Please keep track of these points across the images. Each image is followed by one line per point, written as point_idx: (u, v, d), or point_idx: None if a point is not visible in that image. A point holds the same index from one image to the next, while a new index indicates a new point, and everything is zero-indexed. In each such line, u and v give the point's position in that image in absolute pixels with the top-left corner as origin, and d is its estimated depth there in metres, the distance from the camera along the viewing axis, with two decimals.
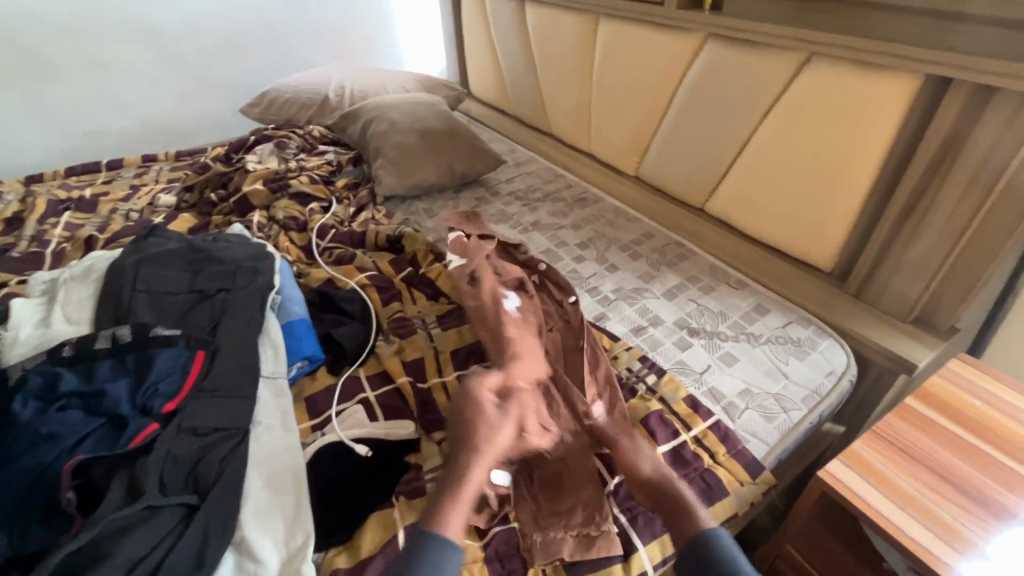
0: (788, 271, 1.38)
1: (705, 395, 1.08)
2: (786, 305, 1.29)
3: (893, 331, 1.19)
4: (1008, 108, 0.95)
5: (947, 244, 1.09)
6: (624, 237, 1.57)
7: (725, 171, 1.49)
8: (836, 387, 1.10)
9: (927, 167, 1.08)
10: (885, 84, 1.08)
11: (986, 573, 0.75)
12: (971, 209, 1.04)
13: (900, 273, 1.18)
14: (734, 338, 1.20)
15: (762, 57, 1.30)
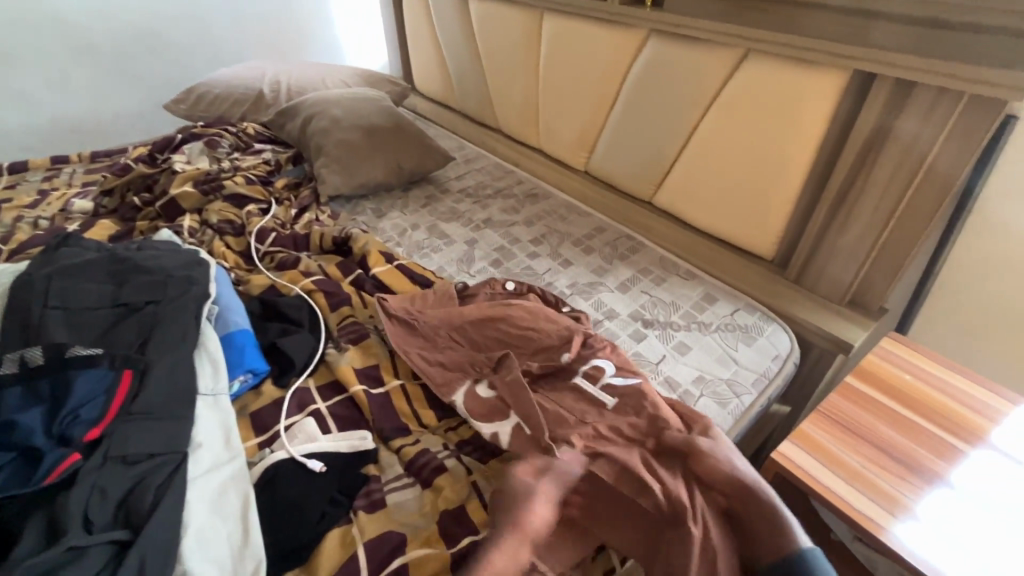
0: (733, 260, 1.43)
1: (662, 385, 1.10)
2: (733, 293, 1.33)
3: (831, 313, 1.26)
4: (926, 100, 1.02)
5: (876, 230, 1.17)
6: (577, 232, 1.58)
7: (671, 164, 1.53)
8: (781, 370, 1.15)
9: (857, 157, 1.14)
10: (817, 79, 1.14)
11: (924, 536, 0.81)
12: (896, 196, 1.11)
13: (835, 259, 1.25)
14: (686, 327, 1.23)
15: (702, 53, 1.33)
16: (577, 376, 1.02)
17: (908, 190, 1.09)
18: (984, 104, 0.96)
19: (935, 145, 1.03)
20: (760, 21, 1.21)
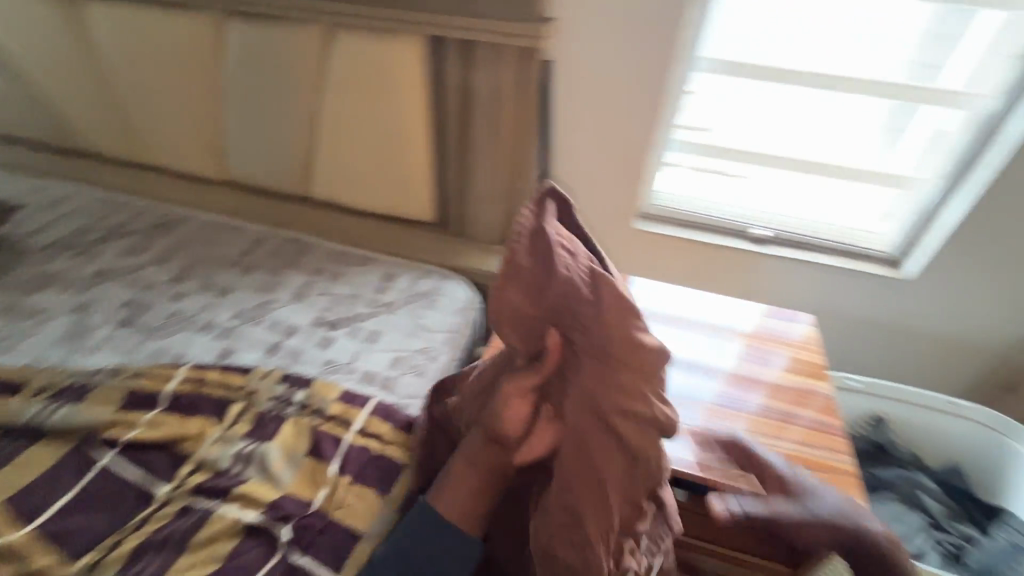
0: (402, 233, 1.46)
1: (360, 382, 1.05)
2: (409, 265, 1.35)
3: (493, 254, 1.40)
4: (487, 55, 1.16)
5: (497, 174, 1.32)
6: (230, 252, 1.36)
7: (309, 154, 1.44)
8: (466, 318, 1.23)
9: (458, 113, 1.26)
10: (402, 46, 1.20)
11: None
12: (498, 140, 1.27)
13: (479, 207, 1.38)
14: (374, 313, 1.21)
15: (292, 33, 1.29)
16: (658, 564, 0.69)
17: (506, 133, 1.26)
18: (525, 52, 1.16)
19: (507, 91, 1.20)
20: None
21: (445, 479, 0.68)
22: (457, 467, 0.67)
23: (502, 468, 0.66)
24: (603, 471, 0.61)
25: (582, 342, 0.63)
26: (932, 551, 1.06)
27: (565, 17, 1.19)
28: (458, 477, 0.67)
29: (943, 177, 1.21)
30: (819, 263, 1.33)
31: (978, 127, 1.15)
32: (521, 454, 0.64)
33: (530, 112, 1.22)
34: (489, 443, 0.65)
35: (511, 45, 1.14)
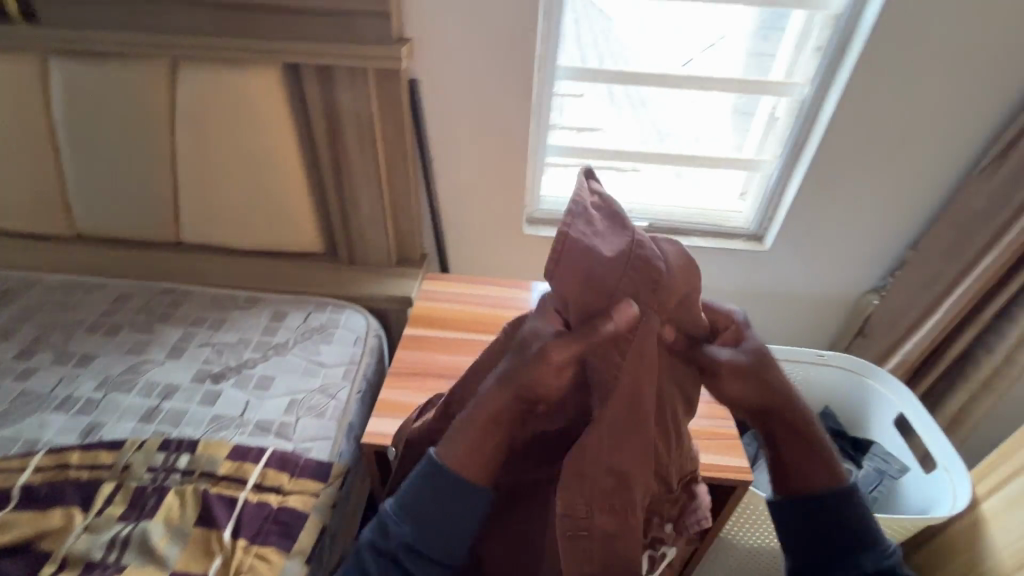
0: (289, 267, 1.39)
1: (253, 434, 0.99)
2: (299, 300, 1.29)
3: (388, 277, 1.37)
4: (346, 79, 1.14)
5: (379, 197, 1.29)
6: (89, 315, 1.22)
7: (173, 196, 1.33)
8: (366, 348, 1.19)
9: (327, 140, 1.22)
10: (256, 76, 1.15)
11: None
12: (373, 163, 1.24)
13: (366, 231, 1.35)
14: (263, 358, 1.14)
15: (131, 69, 1.19)
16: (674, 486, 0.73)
17: (381, 155, 1.24)
18: (386, 74, 1.15)
19: (374, 114, 1.18)
20: (171, 26, 1.12)
21: (462, 435, 0.63)
22: (482, 424, 0.63)
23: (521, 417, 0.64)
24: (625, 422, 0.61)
25: (650, 318, 0.62)
26: None
27: (420, 35, 1.17)
28: (480, 432, 0.63)
29: (780, 156, 1.36)
30: (693, 245, 1.44)
31: (801, 111, 1.30)
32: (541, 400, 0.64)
33: (403, 132, 1.22)
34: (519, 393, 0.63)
35: (369, 69, 1.12)
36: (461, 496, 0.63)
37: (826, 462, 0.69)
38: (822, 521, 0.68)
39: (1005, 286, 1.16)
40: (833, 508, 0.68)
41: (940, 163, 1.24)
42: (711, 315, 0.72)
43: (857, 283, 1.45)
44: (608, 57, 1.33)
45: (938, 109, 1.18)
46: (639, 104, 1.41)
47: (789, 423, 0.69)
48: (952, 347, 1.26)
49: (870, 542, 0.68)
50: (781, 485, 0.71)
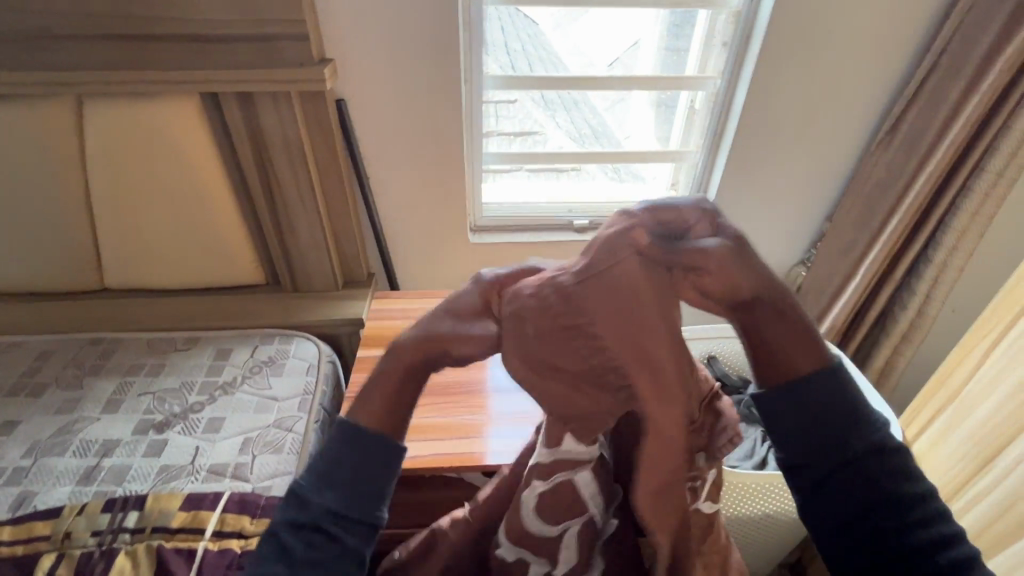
0: (230, 301, 1.34)
1: (207, 480, 0.94)
2: (244, 335, 1.25)
3: (336, 300, 1.35)
4: (268, 106, 1.11)
5: (317, 220, 1.27)
6: (8, 376, 1.13)
7: (93, 241, 1.26)
8: (320, 375, 1.17)
9: (256, 169, 1.18)
10: (172, 107, 1.11)
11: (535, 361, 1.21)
12: (307, 187, 1.22)
13: (308, 257, 1.32)
14: (211, 399, 1.09)
15: (29, 109, 1.11)
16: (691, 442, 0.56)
17: (315, 179, 1.22)
18: (310, 98, 1.13)
19: (302, 139, 1.15)
20: (70, 62, 1.06)
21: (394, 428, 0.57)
22: (393, 377, 0.55)
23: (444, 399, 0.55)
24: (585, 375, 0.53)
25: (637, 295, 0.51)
26: (770, 454, 1.26)
27: (342, 56, 1.16)
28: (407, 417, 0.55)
29: (702, 147, 1.44)
30: None
31: (716, 103, 1.37)
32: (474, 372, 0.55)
33: (335, 153, 1.21)
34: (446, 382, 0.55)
35: (292, 93, 1.10)
36: (363, 449, 0.53)
37: (808, 335, 0.52)
38: (808, 398, 0.50)
39: (909, 247, 1.28)
40: (821, 395, 0.50)
41: (844, 140, 1.36)
42: (669, 215, 0.51)
43: (785, 258, 1.56)
44: (533, 64, 1.37)
45: (834, 93, 1.29)
46: (567, 108, 1.46)
47: (778, 311, 0.51)
48: (871, 308, 1.37)
49: (858, 416, 0.50)
50: (762, 375, 0.53)
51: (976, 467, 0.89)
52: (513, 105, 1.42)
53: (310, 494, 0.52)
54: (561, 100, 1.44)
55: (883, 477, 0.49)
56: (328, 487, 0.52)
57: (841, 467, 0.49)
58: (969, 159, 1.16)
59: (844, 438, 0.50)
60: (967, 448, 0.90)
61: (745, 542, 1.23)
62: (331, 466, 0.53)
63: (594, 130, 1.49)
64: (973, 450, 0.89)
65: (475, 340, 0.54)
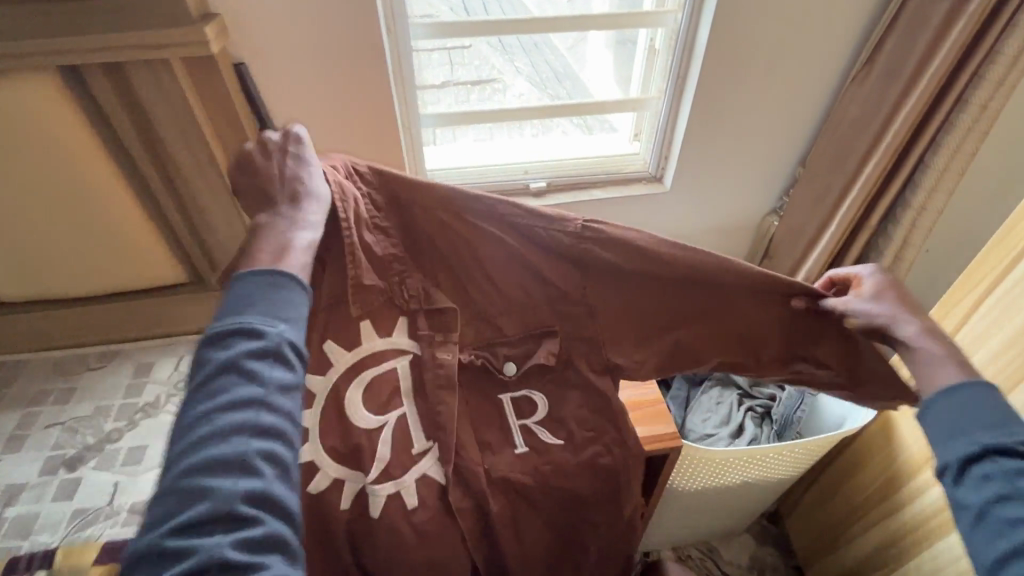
0: (147, 305, 1.18)
1: (129, 522, 0.84)
2: (167, 345, 1.11)
3: None
4: (143, 77, 0.91)
5: (235, 211, 1.10)
6: None
7: None
8: None
9: (148, 156, 1.00)
10: (24, 86, 0.89)
11: None
12: (216, 173, 1.04)
13: (229, 250, 1.15)
14: (131, 424, 0.97)
15: None
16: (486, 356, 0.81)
17: (222, 162, 1.04)
18: (197, 64, 0.93)
19: (196, 116, 0.96)
20: None
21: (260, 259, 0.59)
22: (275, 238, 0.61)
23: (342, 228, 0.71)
24: (441, 249, 0.77)
25: (433, 207, 0.75)
26: (747, 419, 1.22)
27: (234, 8, 0.96)
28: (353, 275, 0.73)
29: (665, 92, 1.29)
30: (595, 198, 1.38)
31: (678, 43, 1.21)
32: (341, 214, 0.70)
33: (242, 131, 1.03)
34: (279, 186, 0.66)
35: (172, 60, 0.90)
36: (273, 292, 0.56)
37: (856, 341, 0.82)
38: (968, 409, 0.62)
39: (886, 192, 1.19)
40: (983, 403, 0.61)
41: (817, 77, 1.23)
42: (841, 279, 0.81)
43: (756, 207, 1.46)
44: (487, 5, 1.20)
45: (809, 20, 1.14)
46: (524, 49, 1.29)
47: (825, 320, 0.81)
48: (847, 257, 1.30)
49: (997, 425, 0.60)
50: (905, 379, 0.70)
51: None
52: (467, 52, 1.25)
53: (268, 314, 0.54)
54: (521, 43, 1.28)
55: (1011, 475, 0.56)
56: (295, 321, 0.56)
57: (968, 463, 0.59)
58: (955, 88, 1.05)
59: (974, 435, 0.60)
60: None
61: (716, 510, 1.22)
62: (291, 298, 0.56)
63: (557, 73, 1.34)
64: None
65: (306, 176, 0.67)
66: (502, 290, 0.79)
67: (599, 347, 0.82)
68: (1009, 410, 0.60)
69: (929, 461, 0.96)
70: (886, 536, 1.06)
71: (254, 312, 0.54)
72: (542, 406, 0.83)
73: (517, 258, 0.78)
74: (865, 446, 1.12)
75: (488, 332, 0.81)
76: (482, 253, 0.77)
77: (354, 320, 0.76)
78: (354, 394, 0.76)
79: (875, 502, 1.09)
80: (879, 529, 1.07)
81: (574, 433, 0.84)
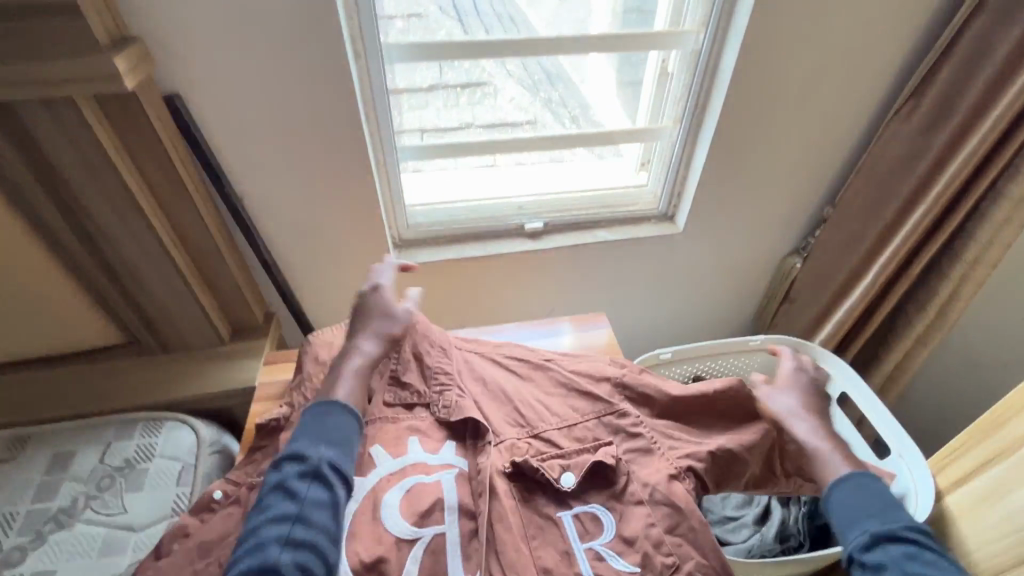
0: (72, 373, 1.00)
1: None
2: (90, 426, 0.92)
3: (221, 359, 1.03)
4: (43, 120, 0.72)
5: (173, 267, 0.92)
6: None
7: None
8: (197, 478, 0.88)
9: (59, 210, 0.82)
10: None
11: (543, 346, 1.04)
12: (145, 226, 0.86)
13: (170, 309, 0.98)
14: (37, 540, 0.79)
15: None
16: (537, 462, 0.77)
17: (152, 213, 0.86)
18: (115, 102, 0.76)
19: (116, 164, 0.78)
20: None
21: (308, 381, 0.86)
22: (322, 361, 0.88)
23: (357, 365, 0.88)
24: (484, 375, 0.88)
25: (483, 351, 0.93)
26: (773, 499, 1.06)
27: (163, 30, 0.79)
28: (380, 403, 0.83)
29: (682, 121, 1.12)
30: (598, 240, 1.22)
31: (697, 66, 1.05)
32: None
33: (178, 178, 0.85)
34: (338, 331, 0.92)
35: (78, 98, 0.71)
36: (326, 417, 0.75)
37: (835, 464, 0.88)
38: (844, 504, 0.72)
39: (932, 241, 1.05)
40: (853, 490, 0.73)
41: (854, 107, 1.07)
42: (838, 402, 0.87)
43: (776, 248, 1.31)
44: (486, 26, 1.01)
45: (848, 45, 0.99)
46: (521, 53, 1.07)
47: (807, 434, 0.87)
48: (882, 309, 1.16)
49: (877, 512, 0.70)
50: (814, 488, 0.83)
51: None
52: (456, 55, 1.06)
53: (312, 441, 0.72)
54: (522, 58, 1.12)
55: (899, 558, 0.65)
56: (336, 444, 0.72)
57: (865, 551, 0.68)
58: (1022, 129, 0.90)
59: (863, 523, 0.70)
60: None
61: None
62: (328, 425, 0.74)
63: (549, 74, 1.12)
64: None
65: None
66: (549, 407, 0.85)
67: (640, 461, 0.79)
68: (884, 498, 0.71)
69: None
70: None
71: (303, 440, 0.72)
72: (609, 522, 0.74)
73: (556, 380, 0.89)
74: None
75: (535, 441, 0.81)
76: (514, 376, 0.90)
77: (399, 430, 0.80)
78: (394, 500, 0.73)
79: None
80: None
81: (652, 560, 0.70)
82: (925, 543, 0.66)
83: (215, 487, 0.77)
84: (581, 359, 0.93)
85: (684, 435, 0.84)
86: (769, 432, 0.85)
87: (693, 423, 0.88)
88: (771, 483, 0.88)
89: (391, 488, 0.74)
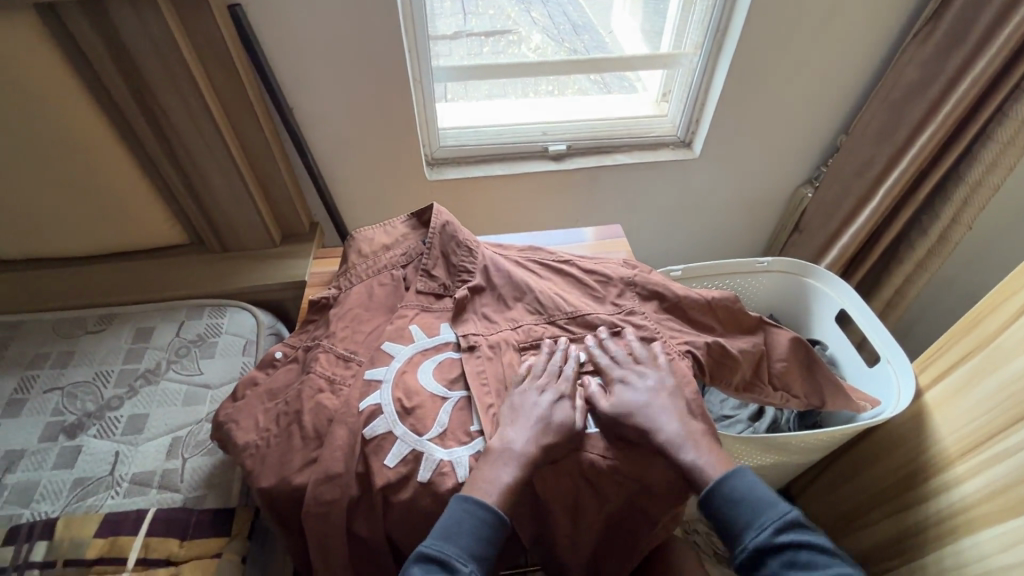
0: (146, 267, 1.13)
1: (130, 493, 0.82)
2: (165, 309, 1.06)
3: (273, 258, 1.15)
4: (130, 19, 0.82)
5: (234, 167, 1.03)
6: None
7: None
8: (258, 354, 1.01)
9: (139, 109, 0.93)
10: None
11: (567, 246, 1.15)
12: (211, 126, 0.96)
13: (229, 211, 1.09)
14: (131, 392, 0.94)
15: None
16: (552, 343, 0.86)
17: (217, 113, 0.96)
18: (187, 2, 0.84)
19: (187, 62, 0.88)
20: None
21: (352, 273, 0.98)
22: (363, 256, 1.00)
23: (393, 260, 0.99)
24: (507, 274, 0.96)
25: (508, 257, 1.02)
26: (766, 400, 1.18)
27: None
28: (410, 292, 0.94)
29: (701, 47, 1.17)
30: (617, 163, 1.29)
31: None
32: (392, 250, 1.00)
33: (239, 82, 0.95)
34: (376, 232, 1.02)
35: None
36: (461, 516, 0.66)
37: (813, 377, 0.99)
38: (724, 494, 0.69)
39: (940, 163, 1.09)
40: (732, 498, 0.69)
41: (873, 33, 1.11)
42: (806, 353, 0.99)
43: (789, 177, 1.37)
44: None
45: None
46: None
47: (787, 360, 0.98)
48: (888, 233, 1.22)
49: (750, 519, 0.68)
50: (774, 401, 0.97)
51: (1003, 424, 0.83)
52: None
53: (466, 551, 0.64)
54: None
55: (781, 567, 0.65)
56: (479, 558, 0.65)
57: (750, 564, 0.67)
58: None
59: (743, 536, 0.67)
60: (995, 398, 0.84)
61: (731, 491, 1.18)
62: (481, 535, 0.65)
63: (575, 25, 1.18)
64: (1010, 400, 0.81)
65: (399, 225, 1.03)
66: (566, 300, 0.93)
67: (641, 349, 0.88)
68: (759, 492, 0.70)
69: (962, 456, 0.89)
70: (899, 531, 1.00)
71: (460, 549, 0.64)
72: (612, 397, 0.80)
73: (571, 286, 0.98)
74: (885, 437, 1.06)
75: (550, 327, 0.90)
76: (534, 277, 0.98)
77: (433, 315, 0.91)
78: (428, 369, 0.82)
79: (888, 496, 1.04)
80: (893, 522, 1.02)
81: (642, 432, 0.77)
82: (801, 530, 0.67)
83: (276, 348, 0.90)
84: (599, 265, 1.01)
85: (683, 330, 0.93)
86: (757, 344, 0.96)
87: (693, 323, 0.96)
88: (758, 389, 0.96)
89: (424, 360, 0.83)
